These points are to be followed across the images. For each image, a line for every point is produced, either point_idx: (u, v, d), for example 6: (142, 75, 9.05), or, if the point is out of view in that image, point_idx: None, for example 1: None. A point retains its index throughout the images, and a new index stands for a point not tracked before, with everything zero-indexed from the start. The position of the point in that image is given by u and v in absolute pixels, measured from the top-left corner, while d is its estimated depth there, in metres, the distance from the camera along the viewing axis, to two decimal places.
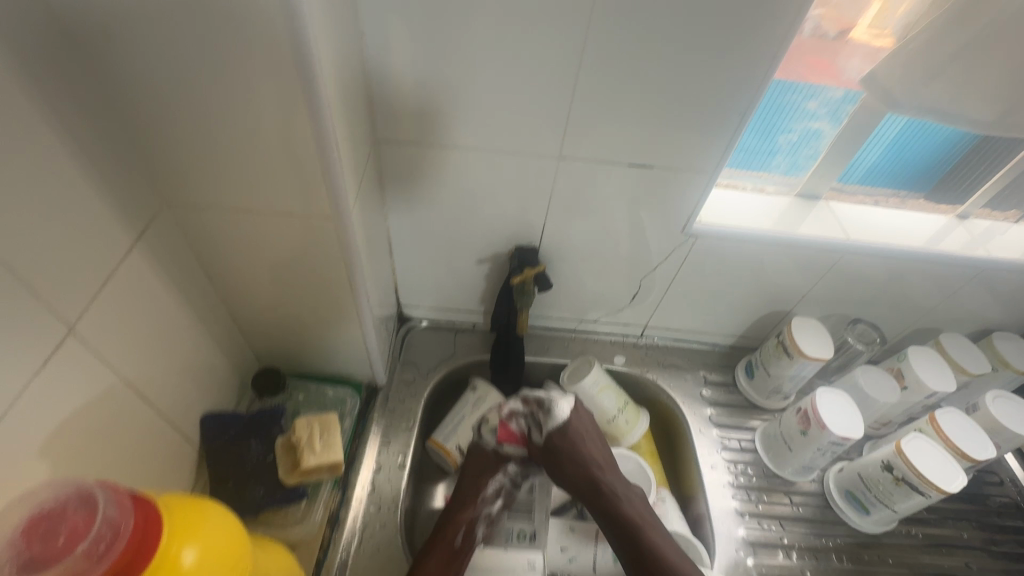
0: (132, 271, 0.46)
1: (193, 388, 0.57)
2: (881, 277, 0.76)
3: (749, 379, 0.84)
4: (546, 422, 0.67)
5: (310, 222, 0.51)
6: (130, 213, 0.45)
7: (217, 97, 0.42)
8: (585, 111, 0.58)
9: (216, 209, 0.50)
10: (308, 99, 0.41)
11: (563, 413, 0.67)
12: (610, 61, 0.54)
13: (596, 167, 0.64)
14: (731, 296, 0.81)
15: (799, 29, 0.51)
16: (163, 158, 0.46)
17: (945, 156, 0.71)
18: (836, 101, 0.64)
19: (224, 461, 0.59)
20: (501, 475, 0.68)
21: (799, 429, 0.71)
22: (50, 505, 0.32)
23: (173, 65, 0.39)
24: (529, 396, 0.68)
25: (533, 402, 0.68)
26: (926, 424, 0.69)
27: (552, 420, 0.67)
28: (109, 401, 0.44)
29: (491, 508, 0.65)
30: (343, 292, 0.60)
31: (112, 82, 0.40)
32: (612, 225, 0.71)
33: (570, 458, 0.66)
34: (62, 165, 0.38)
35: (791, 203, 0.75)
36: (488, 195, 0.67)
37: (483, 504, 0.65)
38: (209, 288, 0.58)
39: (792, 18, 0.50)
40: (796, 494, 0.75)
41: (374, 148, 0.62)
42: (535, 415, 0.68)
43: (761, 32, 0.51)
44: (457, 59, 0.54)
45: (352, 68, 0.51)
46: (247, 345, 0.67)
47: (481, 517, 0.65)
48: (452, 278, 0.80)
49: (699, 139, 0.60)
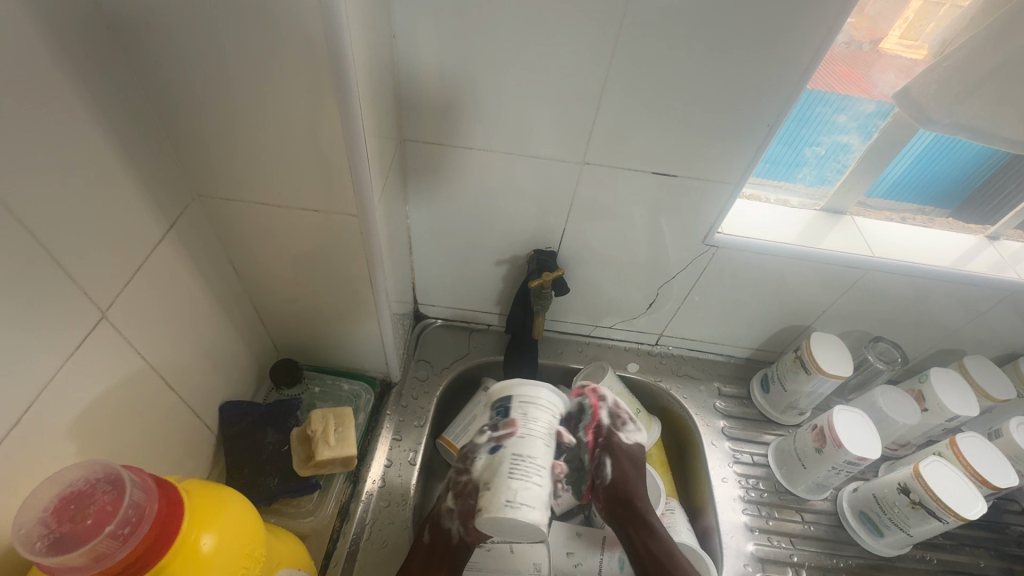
0: (163, 259, 0.47)
1: (213, 376, 0.58)
2: (904, 296, 0.75)
3: (765, 393, 0.83)
4: (626, 431, 0.66)
5: (335, 218, 0.52)
6: (162, 202, 0.46)
7: (251, 93, 0.42)
8: (612, 116, 0.58)
9: (244, 201, 0.51)
10: (340, 99, 0.42)
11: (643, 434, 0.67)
12: (640, 68, 0.54)
13: (619, 173, 0.63)
14: (749, 308, 0.80)
15: (833, 42, 0.51)
16: (196, 150, 0.47)
17: (976, 172, 0.70)
18: (867, 114, 0.64)
19: (240, 449, 0.60)
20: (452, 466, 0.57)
21: (815, 446, 0.70)
22: (78, 486, 0.33)
23: (212, 62, 0.40)
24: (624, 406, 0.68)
25: (624, 411, 0.68)
26: (946, 447, 0.68)
27: (634, 435, 0.67)
28: (136, 385, 0.45)
29: (469, 507, 0.54)
30: (363, 287, 0.60)
31: (153, 76, 0.42)
32: (632, 232, 0.70)
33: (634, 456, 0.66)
34: (100, 154, 0.39)
35: (815, 216, 0.74)
36: (509, 198, 0.68)
37: (442, 500, 0.58)
38: (234, 278, 0.59)
39: (827, 31, 0.49)
40: (808, 512, 0.74)
41: (399, 146, 0.63)
42: (618, 418, 0.67)
43: (794, 44, 0.51)
44: (485, 62, 0.55)
45: (382, 67, 0.51)
46: (267, 335, 0.68)
47: (444, 513, 0.58)
48: (469, 278, 0.80)
49: (726, 149, 0.60)
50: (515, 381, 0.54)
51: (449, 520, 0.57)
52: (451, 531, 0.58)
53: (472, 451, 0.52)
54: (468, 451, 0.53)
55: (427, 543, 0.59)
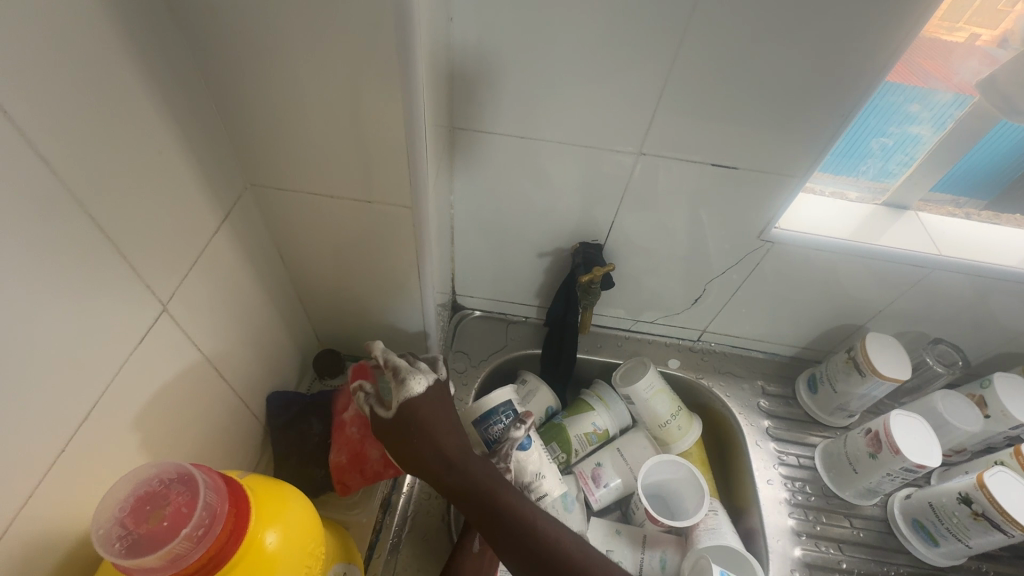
0: (217, 250, 0.46)
1: (261, 367, 0.58)
2: (969, 297, 0.71)
3: (812, 394, 0.80)
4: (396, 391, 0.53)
5: (387, 210, 0.51)
6: (218, 193, 0.45)
7: (311, 79, 0.41)
8: (675, 105, 0.55)
9: (296, 192, 0.50)
10: (402, 88, 0.40)
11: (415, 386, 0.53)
12: (709, 54, 0.51)
13: (675, 164, 0.61)
14: (799, 305, 0.77)
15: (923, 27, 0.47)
16: (252, 139, 0.46)
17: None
18: (943, 104, 0.60)
19: (287, 442, 0.59)
20: None
21: (868, 451, 0.68)
22: (152, 486, 0.33)
23: (273, 48, 0.39)
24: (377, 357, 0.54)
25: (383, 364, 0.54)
26: (1010, 456, 0.65)
27: (409, 390, 0.53)
28: (193, 377, 0.45)
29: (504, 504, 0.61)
30: (409, 279, 0.59)
31: (213, 61, 0.40)
32: (683, 224, 0.68)
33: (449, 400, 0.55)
34: (162, 144, 0.38)
35: (876, 211, 0.71)
36: (557, 189, 0.66)
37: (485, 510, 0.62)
38: (281, 269, 0.59)
39: (919, 14, 0.46)
40: (857, 518, 0.72)
41: (449, 134, 0.61)
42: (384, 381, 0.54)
43: (880, 29, 0.47)
44: (544, 47, 0.52)
45: (439, 52, 0.49)
46: (311, 325, 0.68)
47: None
48: (510, 270, 0.79)
49: (792, 140, 0.57)
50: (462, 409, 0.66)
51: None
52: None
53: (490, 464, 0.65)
54: None
55: (478, 552, 0.58)
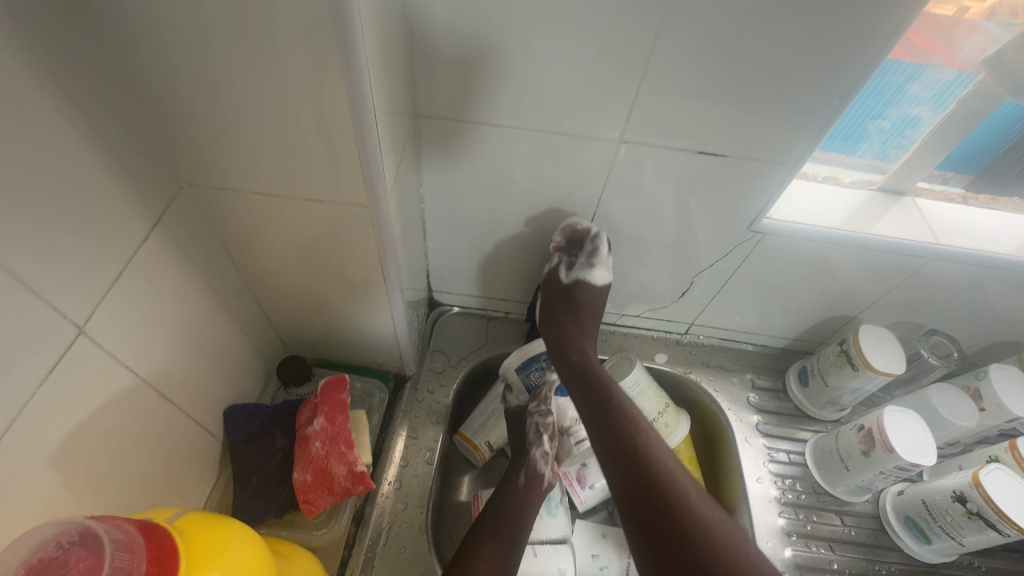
0: (150, 260, 0.42)
1: (217, 380, 0.53)
2: (964, 286, 0.68)
3: (803, 387, 0.78)
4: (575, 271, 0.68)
5: (344, 209, 0.46)
6: (145, 196, 0.40)
7: (242, 64, 0.36)
8: (658, 88, 0.51)
9: (240, 191, 0.45)
10: (347, 72, 0.35)
11: (598, 274, 0.69)
12: (695, 30, 0.46)
13: (659, 152, 0.57)
14: (790, 297, 0.74)
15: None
16: (183, 134, 0.41)
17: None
18: (945, 83, 0.55)
19: (248, 457, 0.54)
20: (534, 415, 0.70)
21: (861, 448, 0.66)
22: (49, 552, 0.29)
23: (193, 27, 0.34)
24: (582, 230, 0.66)
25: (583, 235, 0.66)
26: (1004, 451, 0.63)
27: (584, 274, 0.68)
28: (127, 401, 0.41)
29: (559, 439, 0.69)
30: (375, 281, 0.55)
31: (126, 44, 0.35)
32: (668, 214, 0.64)
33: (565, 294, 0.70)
34: (65, 140, 0.33)
35: (870, 197, 0.67)
36: (534, 179, 0.61)
37: (533, 447, 0.68)
38: (234, 273, 0.54)
39: None
40: (848, 515, 0.70)
41: (414, 122, 0.56)
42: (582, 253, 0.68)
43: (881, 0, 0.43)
44: (513, 25, 0.47)
45: (395, 32, 0.44)
46: (273, 330, 0.64)
47: (539, 457, 0.67)
48: (488, 265, 0.74)
49: (784, 124, 0.53)
50: (511, 358, 0.72)
51: (546, 463, 0.67)
52: (545, 475, 0.66)
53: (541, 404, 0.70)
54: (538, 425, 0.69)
55: (523, 486, 0.64)
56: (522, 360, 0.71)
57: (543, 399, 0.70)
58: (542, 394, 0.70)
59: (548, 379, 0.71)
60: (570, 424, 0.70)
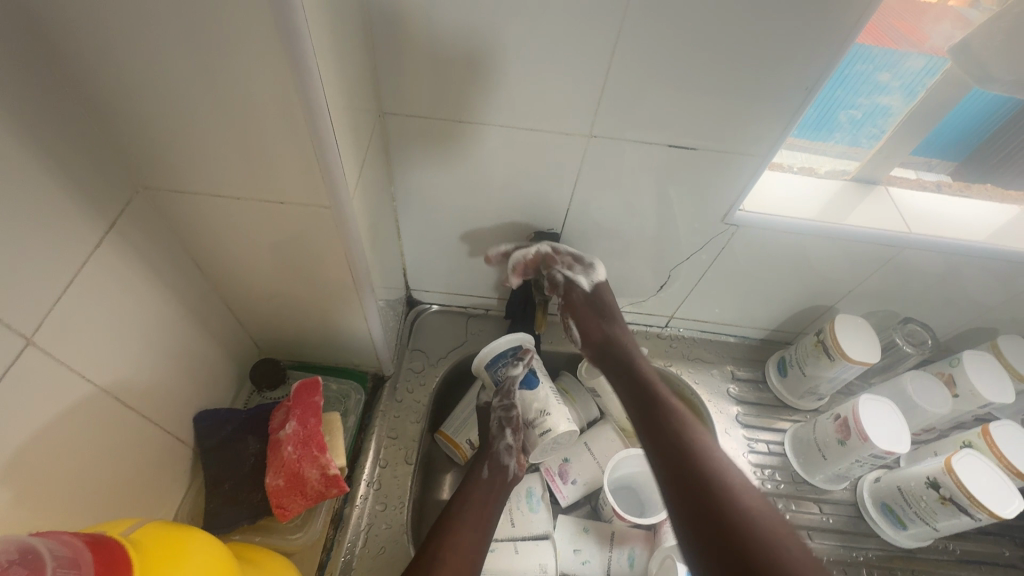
0: (104, 267, 0.41)
1: (185, 385, 0.53)
2: (938, 274, 0.69)
3: (782, 377, 0.78)
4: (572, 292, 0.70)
5: (305, 211, 0.46)
6: (97, 201, 0.40)
7: (189, 64, 0.35)
8: (623, 82, 0.51)
9: (199, 193, 0.45)
10: (296, 70, 0.35)
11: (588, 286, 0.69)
12: (658, 24, 0.46)
13: (628, 146, 0.56)
14: (768, 288, 0.74)
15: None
16: (135, 137, 0.40)
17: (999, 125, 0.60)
18: (914, 72, 0.56)
19: (222, 463, 0.54)
20: (496, 408, 0.68)
21: (838, 437, 0.66)
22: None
23: (136, 29, 0.33)
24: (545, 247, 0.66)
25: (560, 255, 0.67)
26: (977, 436, 0.64)
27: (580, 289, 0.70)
28: (84, 411, 0.40)
29: (523, 432, 0.67)
30: (345, 282, 0.54)
31: (68, 47, 0.34)
32: (642, 209, 0.64)
33: (592, 301, 0.70)
34: (6, 148, 0.32)
35: (844, 188, 0.67)
36: (505, 176, 0.61)
37: (496, 441, 0.67)
38: (200, 277, 0.53)
39: None
40: (827, 504, 0.71)
41: (380, 121, 0.55)
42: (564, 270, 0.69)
43: None
44: (473, 21, 0.47)
45: (351, 29, 0.44)
46: (245, 333, 0.63)
47: (503, 450, 0.66)
48: (465, 262, 0.74)
49: (750, 116, 0.53)
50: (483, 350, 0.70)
51: (510, 456, 0.66)
52: (510, 467, 0.66)
53: (505, 398, 0.67)
54: (500, 420, 0.67)
55: (487, 478, 0.65)
56: (491, 354, 0.69)
57: (507, 393, 0.67)
58: (507, 390, 0.67)
59: (512, 373, 0.67)
60: (535, 416, 0.66)
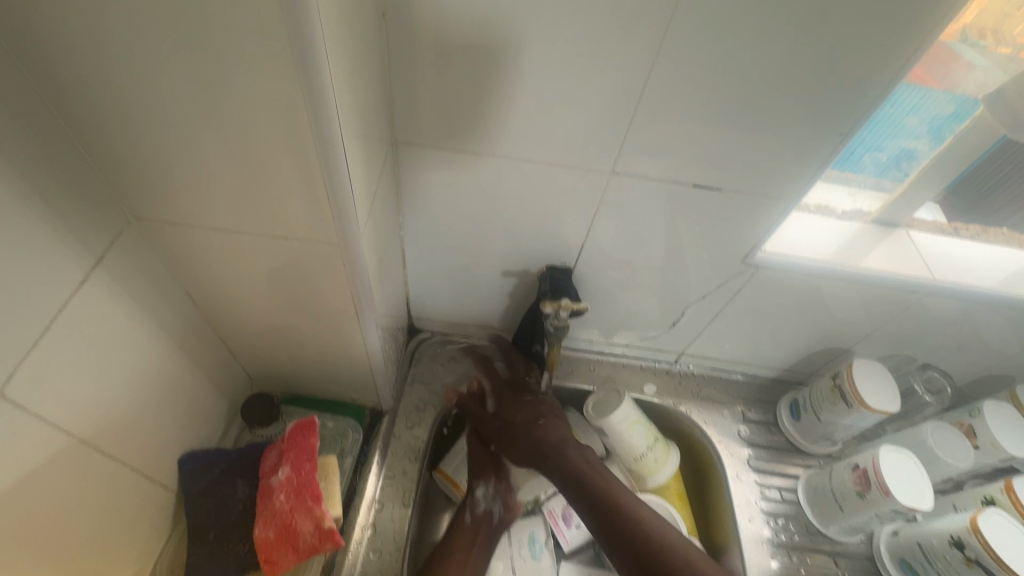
0: (86, 307, 0.38)
1: (169, 425, 0.49)
2: (958, 322, 0.67)
3: (795, 420, 0.76)
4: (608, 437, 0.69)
5: (308, 247, 0.43)
6: (83, 236, 0.37)
7: (194, 98, 0.33)
8: (647, 118, 0.49)
9: (194, 227, 0.42)
10: (308, 107, 0.33)
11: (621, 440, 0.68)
12: (688, 62, 0.44)
13: (646, 183, 0.55)
14: (783, 328, 0.72)
15: (916, 38, 0.41)
16: (127, 167, 0.37)
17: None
18: (943, 117, 0.54)
19: (207, 509, 0.51)
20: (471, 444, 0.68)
21: (857, 489, 0.64)
22: None
23: (138, 57, 0.31)
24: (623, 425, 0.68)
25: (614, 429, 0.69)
26: (999, 492, 0.61)
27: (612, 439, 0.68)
28: (55, 466, 0.37)
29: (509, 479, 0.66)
30: (347, 317, 0.52)
31: (57, 72, 0.32)
32: (657, 244, 0.61)
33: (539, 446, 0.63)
34: None
35: (864, 229, 0.66)
36: (515, 209, 0.59)
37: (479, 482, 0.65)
38: (192, 309, 0.50)
39: (908, 23, 0.40)
40: (842, 557, 0.68)
41: (391, 150, 0.53)
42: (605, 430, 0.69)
43: (867, 38, 0.42)
44: (490, 52, 0.45)
45: (366, 59, 0.42)
46: (237, 364, 0.60)
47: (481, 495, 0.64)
48: (471, 294, 0.71)
49: (772, 158, 0.51)
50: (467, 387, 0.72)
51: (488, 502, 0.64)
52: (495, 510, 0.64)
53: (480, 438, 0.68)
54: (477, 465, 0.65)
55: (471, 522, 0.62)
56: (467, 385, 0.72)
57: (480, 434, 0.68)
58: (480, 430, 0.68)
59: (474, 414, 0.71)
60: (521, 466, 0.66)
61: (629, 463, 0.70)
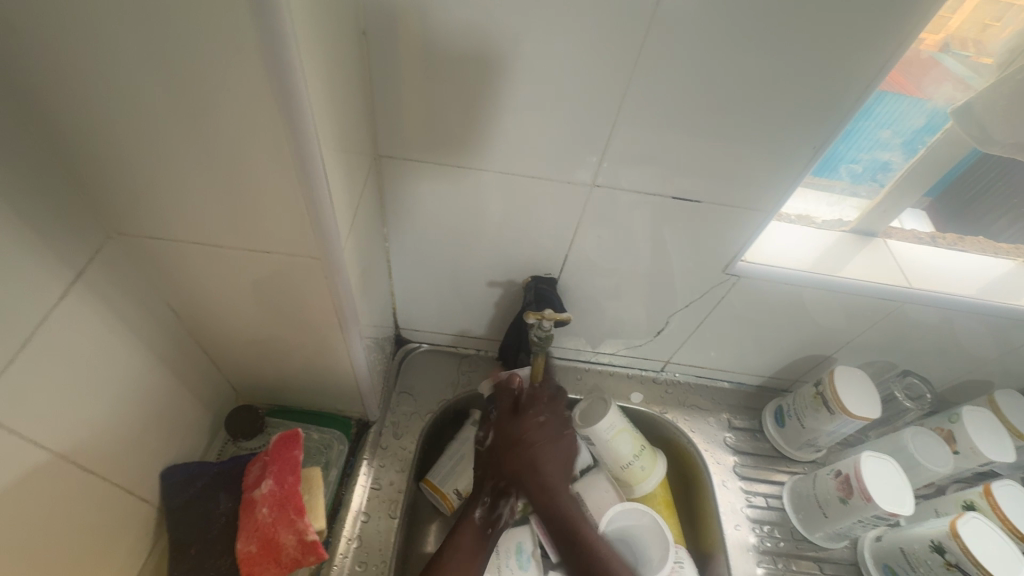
0: (66, 321, 0.38)
1: (151, 438, 0.49)
2: (935, 329, 0.68)
3: (779, 427, 0.76)
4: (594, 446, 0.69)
5: (291, 260, 0.44)
6: (62, 252, 0.37)
7: (173, 115, 0.33)
8: (626, 131, 0.50)
9: (176, 241, 0.42)
10: (287, 123, 0.33)
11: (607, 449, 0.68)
12: (663, 77, 0.46)
13: (626, 195, 0.56)
14: (765, 336, 0.73)
15: (880, 55, 0.43)
16: (107, 182, 0.38)
17: (995, 181, 0.60)
18: (914, 129, 0.56)
19: (189, 523, 0.50)
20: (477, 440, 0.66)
21: (839, 495, 0.65)
22: None
23: (118, 76, 0.32)
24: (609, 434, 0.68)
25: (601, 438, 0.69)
26: (979, 496, 0.62)
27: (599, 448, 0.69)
28: (35, 481, 0.37)
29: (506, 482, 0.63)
30: (331, 329, 0.52)
31: (37, 90, 0.32)
32: (640, 255, 0.62)
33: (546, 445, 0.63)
34: None
35: (842, 239, 0.67)
36: (499, 221, 0.59)
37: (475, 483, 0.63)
38: (175, 322, 0.50)
39: (871, 40, 0.42)
40: (827, 563, 0.69)
41: (374, 164, 0.54)
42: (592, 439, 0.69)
43: (833, 55, 0.43)
44: (471, 68, 0.46)
45: (347, 76, 0.42)
46: (222, 377, 0.60)
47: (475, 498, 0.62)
48: (457, 304, 0.72)
49: (748, 169, 0.52)
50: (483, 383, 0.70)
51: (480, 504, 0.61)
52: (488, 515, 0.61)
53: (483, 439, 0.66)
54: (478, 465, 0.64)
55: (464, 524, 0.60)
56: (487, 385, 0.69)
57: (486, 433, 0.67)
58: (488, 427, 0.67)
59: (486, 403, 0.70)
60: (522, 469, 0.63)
61: (616, 472, 0.70)
